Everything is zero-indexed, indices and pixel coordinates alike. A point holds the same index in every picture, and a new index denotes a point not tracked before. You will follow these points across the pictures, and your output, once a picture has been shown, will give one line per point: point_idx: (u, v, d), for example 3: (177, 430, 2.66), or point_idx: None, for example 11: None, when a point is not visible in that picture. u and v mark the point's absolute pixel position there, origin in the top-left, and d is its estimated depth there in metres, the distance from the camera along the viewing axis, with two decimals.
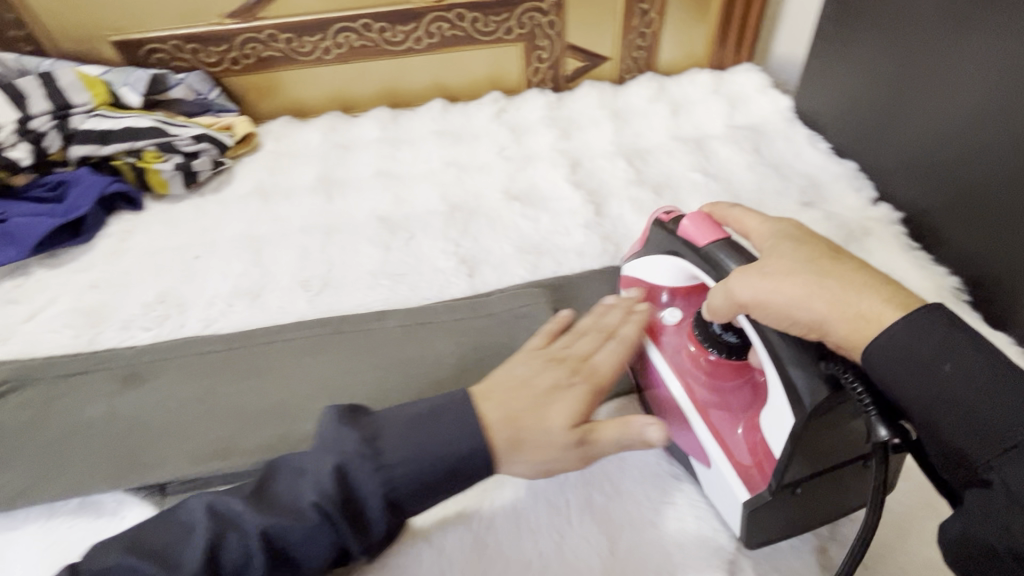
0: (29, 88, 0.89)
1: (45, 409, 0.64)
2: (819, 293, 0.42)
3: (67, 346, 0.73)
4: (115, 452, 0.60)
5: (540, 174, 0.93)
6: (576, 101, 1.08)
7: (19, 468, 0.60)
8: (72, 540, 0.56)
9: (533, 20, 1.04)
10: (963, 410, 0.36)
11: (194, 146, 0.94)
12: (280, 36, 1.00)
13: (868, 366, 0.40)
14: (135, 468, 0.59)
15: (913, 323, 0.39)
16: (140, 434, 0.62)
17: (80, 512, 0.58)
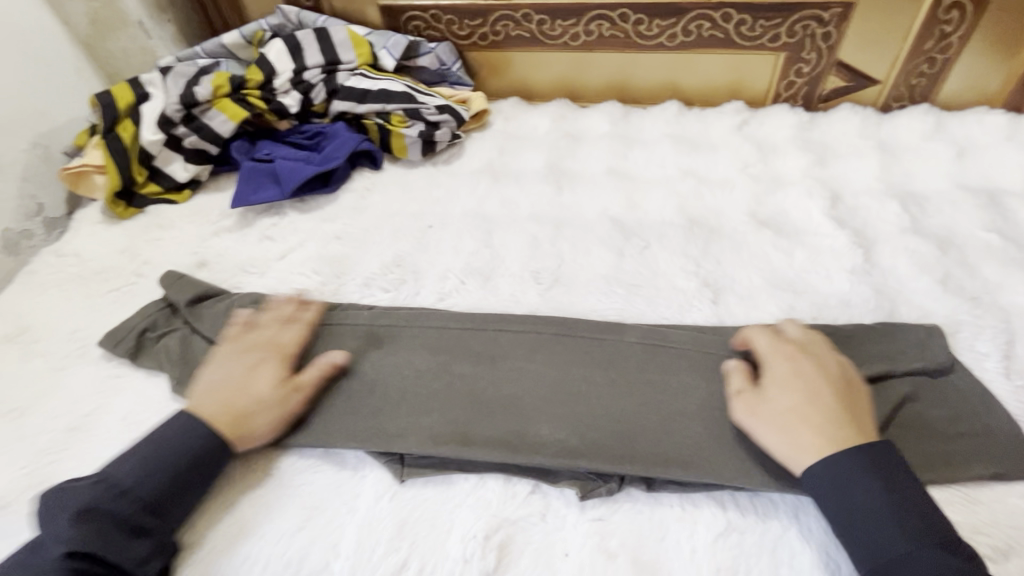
0: (308, 42, 0.96)
1: (297, 350, 0.68)
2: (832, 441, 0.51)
3: (315, 292, 0.77)
4: (360, 409, 0.62)
5: (792, 202, 0.83)
6: (833, 124, 0.97)
7: None
8: (317, 486, 0.59)
9: (807, 29, 0.93)
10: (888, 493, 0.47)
11: (437, 117, 0.95)
12: (534, 16, 0.99)
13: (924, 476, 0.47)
14: (376, 434, 0.60)
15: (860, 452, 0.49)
16: (380, 399, 0.63)
17: (326, 461, 0.61)
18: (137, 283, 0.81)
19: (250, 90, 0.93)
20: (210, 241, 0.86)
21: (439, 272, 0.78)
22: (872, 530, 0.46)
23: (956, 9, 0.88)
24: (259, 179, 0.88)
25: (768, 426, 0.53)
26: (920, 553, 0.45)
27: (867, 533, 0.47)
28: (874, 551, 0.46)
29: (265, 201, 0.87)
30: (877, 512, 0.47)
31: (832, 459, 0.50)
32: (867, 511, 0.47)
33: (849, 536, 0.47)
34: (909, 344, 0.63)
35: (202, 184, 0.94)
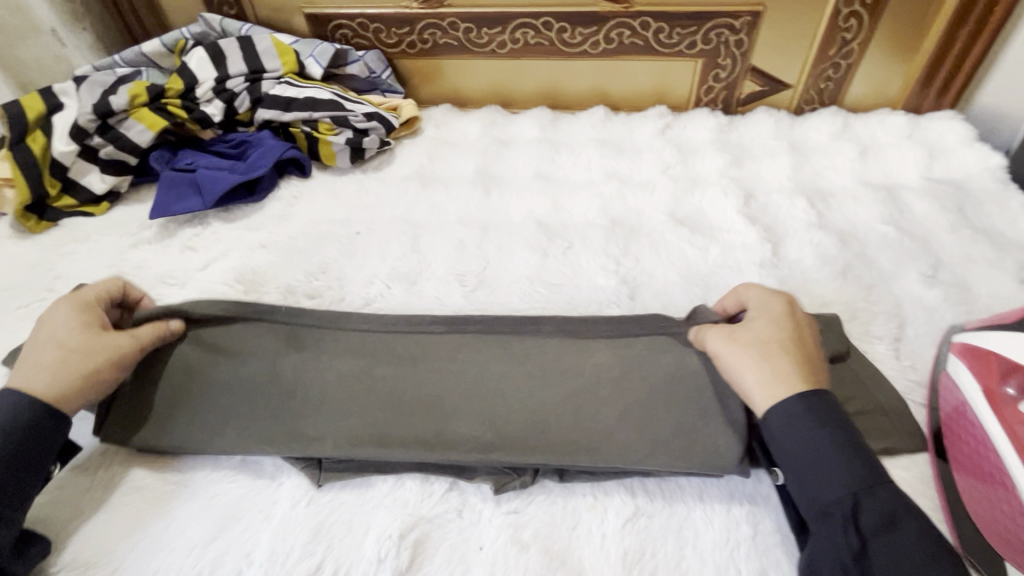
0: (231, 50, 0.95)
1: (208, 355, 0.65)
2: (756, 372, 0.53)
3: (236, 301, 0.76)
4: (275, 417, 0.61)
5: (708, 201, 0.87)
6: (749, 127, 1.02)
7: (185, 414, 0.62)
8: (232, 496, 0.58)
9: (720, 37, 0.98)
10: (830, 477, 0.47)
11: (365, 124, 0.95)
12: (461, 25, 1.00)
13: (781, 426, 0.50)
14: (294, 441, 0.59)
15: (807, 402, 0.50)
16: (294, 406, 0.61)
17: (241, 470, 0.60)
18: (48, 299, 0.77)
19: (169, 99, 0.91)
20: (129, 253, 0.83)
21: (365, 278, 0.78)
22: (825, 479, 0.48)
23: (854, 18, 0.94)
24: (180, 189, 0.87)
25: (744, 358, 0.54)
26: (867, 503, 0.46)
27: (821, 481, 0.48)
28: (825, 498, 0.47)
29: (187, 211, 0.85)
30: (836, 467, 0.48)
31: (800, 406, 0.50)
32: (823, 464, 0.48)
33: (801, 483, 0.49)
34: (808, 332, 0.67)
35: (121, 195, 0.91)
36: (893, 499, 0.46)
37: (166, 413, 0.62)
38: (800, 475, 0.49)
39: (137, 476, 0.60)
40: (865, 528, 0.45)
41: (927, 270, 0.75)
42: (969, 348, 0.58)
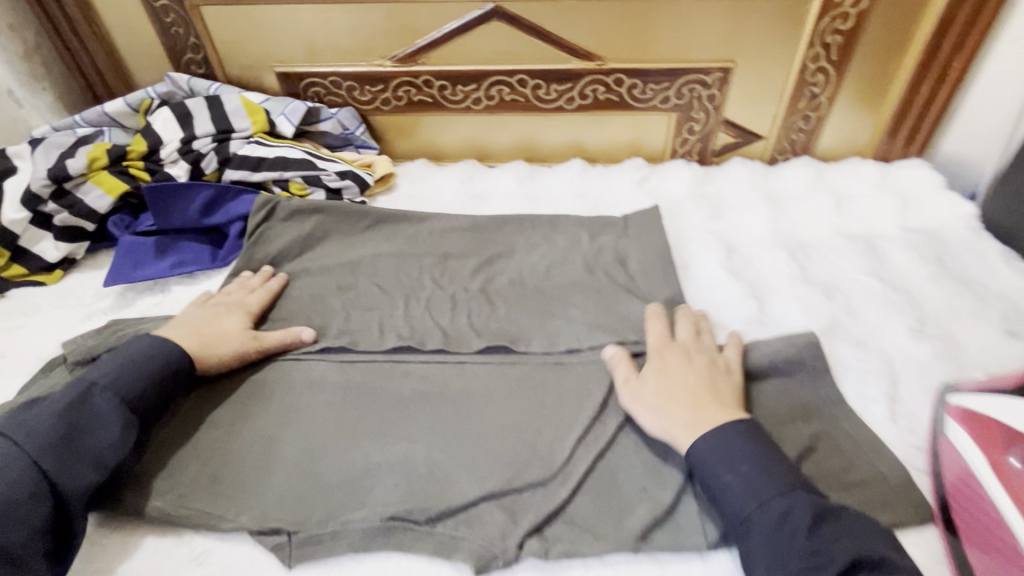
0: (199, 111, 0.92)
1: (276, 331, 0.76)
2: (673, 399, 0.59)
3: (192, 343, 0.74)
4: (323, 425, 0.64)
5: (692, 256, 0.86)
6: (725, 178, 1.02)
7: (238, 433, 0.64)
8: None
9: (693, 92, 0.99)
10: (779, 497, 0.50)
11: (338, 183, 0.93)
12: (435, 82, 1.00)
13: (690, 458, 0.55)
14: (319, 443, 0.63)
15: (722, 433, 0.55)
16: (345, 407, 0.66)
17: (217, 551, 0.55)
18: None
19: (131, 161, 0.88)
20: (80, 326, 0.77)
21: (377, 280, 0.82)
22: (757, 489, 0.51)
23: (820, 73, 0.96)
24: (136, 254, 0.82)
25: (647, 410, 0.60)
26: (800, 504, 0.49)
27: (736, 481, 0.52)
28: (738, 507, 0.51)
29: (145, 277, 0.81)
30: (740, 461, 0.53)
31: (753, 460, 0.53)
32: (745, 480, 0.52)
33: (758, 521, 0.49)
34: (793, 417, 0.62)
35: (77, 262, 0.86)
36: (771, 479, 0.51)
37: (220, 432, 0.64)
38: (714, 477, 0.53)
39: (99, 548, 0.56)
40: (765, 501, 0.50)
41: (913, 325, 0.74)
42: (968, 413, 0.57)
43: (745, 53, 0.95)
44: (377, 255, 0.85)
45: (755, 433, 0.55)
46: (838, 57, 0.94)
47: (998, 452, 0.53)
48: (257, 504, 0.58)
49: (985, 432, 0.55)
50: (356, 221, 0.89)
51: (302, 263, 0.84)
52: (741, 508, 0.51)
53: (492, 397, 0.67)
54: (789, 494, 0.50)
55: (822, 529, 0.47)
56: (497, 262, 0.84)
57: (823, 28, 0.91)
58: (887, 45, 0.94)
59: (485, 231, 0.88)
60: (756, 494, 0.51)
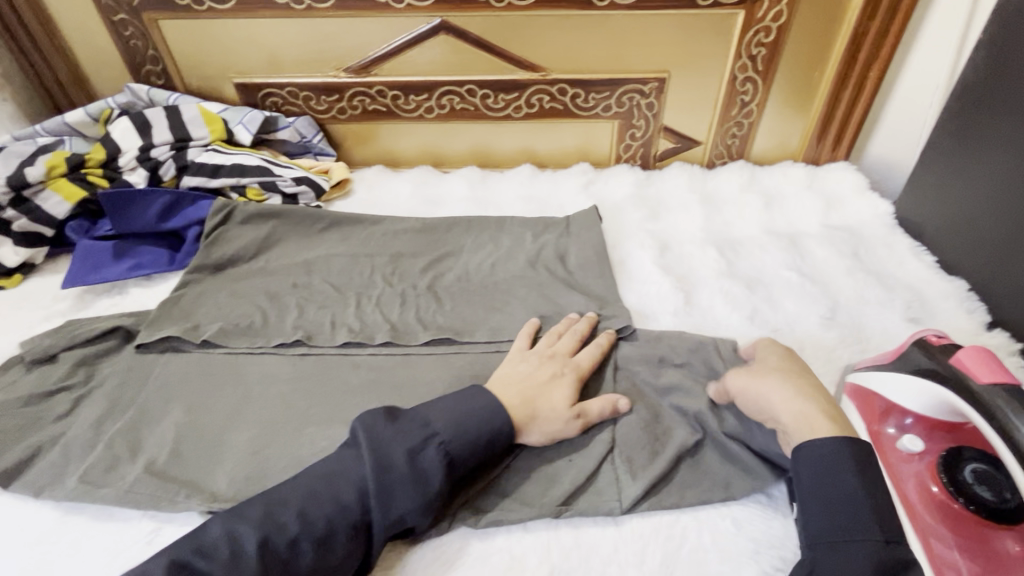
0: (157, 120, 0.96)
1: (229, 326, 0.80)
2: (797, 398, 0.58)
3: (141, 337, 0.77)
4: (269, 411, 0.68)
5: (630, 254, 0.91)
6: (665, 181, 1.08)
7: (186, 418, 0.67)
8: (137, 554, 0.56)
9: (633, 100, 1.05)
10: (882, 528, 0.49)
11: (294, 188, 0.97)
12: (388, 92, 1.05)
13: (801, 452, 0.54)
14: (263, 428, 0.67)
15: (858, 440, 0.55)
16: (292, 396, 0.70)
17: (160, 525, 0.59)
18: None
19: (91, 168, 0.91)
20: (38, 327, 0.80)
21: (329, 279, 0.86)
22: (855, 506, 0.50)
23: (749, 82, 1.03)
24: (94, 257, 0.85)
25: (772, 384, 0.60)
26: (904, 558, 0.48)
27: (853, 492, 0.50)
28: (838, 523, 0.50)
29: (103, 279, 0.83)
30: (848, 471, 0.52)
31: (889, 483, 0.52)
32: (866, 497, 0.50)
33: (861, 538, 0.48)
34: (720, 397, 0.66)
35: (37, 266, 0.89)
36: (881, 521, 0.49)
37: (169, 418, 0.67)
38: (825, 479, 0.52)
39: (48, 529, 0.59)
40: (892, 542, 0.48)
41: (826, 314, 0.81)
42: (860, 390, 0.63)
43: (679, 65, 1.01)
44: (330, 256, 0.89)
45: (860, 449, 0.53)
46: (764, 68, 1.01)
47: (881, 424, 0.61)
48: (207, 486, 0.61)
49: (868, 405, 0.62)
50: (311, 224, 0.93)
51: (257, 265, 0.88)
52: (864, 529, 0.49)
53: (432, 385, 0.71)
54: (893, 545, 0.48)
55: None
56: (445, 262, 0.89)
57: (748, 41, 0.98)
58: (810, 57, 1.01)
59: (434, 232, 0.93)
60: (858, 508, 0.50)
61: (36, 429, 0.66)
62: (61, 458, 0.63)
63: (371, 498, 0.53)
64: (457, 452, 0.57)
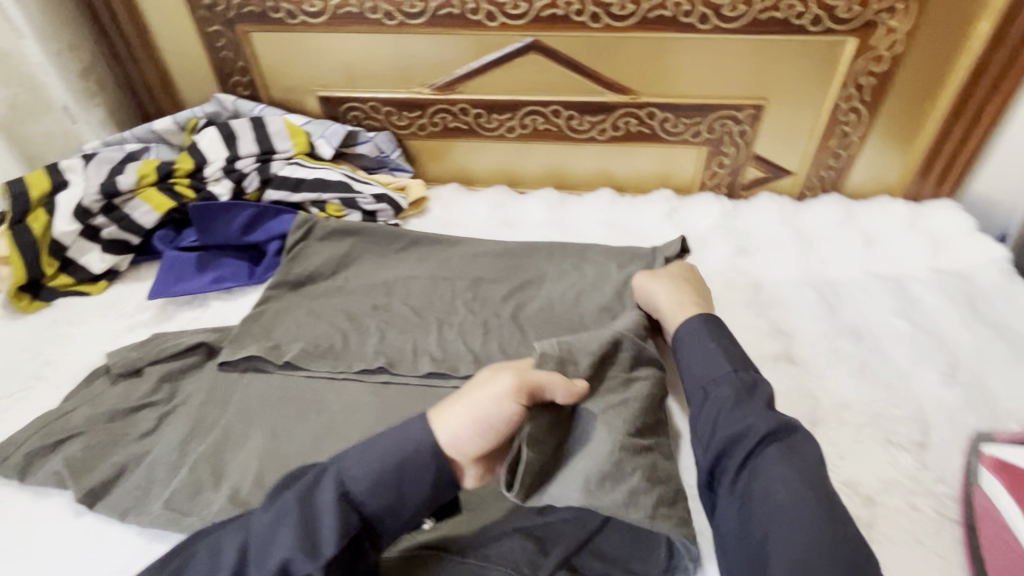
0: (243, 132, 0.96)
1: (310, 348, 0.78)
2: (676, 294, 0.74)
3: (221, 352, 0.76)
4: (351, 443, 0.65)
5: (720, 290, 0.86)
6: (754, 213, 1.03)
7: (266, 445, 0.65)
8: None
9: (724, 127, 1.00)
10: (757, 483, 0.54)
11: (374, 206, 0.95)
12: (471, 110, 1.02)
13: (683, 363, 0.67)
14: None
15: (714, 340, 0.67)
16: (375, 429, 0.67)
17: None
18: (35, 387, 0.73)
19: (178, 179, 0.91)
20: (122, 337, 0.80)
21: (409, 302, 0.84)
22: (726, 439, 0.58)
23: (853, 112, 0.97)
24: (178, 268, 0.85)
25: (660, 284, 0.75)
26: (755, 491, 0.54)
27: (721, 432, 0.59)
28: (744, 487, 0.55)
29: (187, 291, 0.83)
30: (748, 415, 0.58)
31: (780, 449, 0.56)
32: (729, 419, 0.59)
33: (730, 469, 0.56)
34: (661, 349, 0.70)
35: (120, 273, 0.89)
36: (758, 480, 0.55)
37: (250, 444, 0.65)
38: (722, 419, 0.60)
39: (131, 557, 0.57)
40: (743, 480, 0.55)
41: (945, 370, 0.74)
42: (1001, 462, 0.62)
43: (779, 92, 0.96)
44: (409, 279, 0.87)
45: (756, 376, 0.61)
46: (871, 98, 0.95)
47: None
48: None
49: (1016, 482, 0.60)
50: (390, 243, 0.91)
51: (337, 283, 0.86)
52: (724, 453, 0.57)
53: None
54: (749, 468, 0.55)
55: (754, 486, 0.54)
56: (527, 290, 0.85)
57: (857, 69, 0.92)
58: (922, 88, 0.94)
59: (515, 257, 0.89)
60: (715, 386, 0.62)
61: (121, 447, 0.65)
62: (145, 480, 0.62)
63: (297, 562, 0.47)
64: (374, 495, 0.51)
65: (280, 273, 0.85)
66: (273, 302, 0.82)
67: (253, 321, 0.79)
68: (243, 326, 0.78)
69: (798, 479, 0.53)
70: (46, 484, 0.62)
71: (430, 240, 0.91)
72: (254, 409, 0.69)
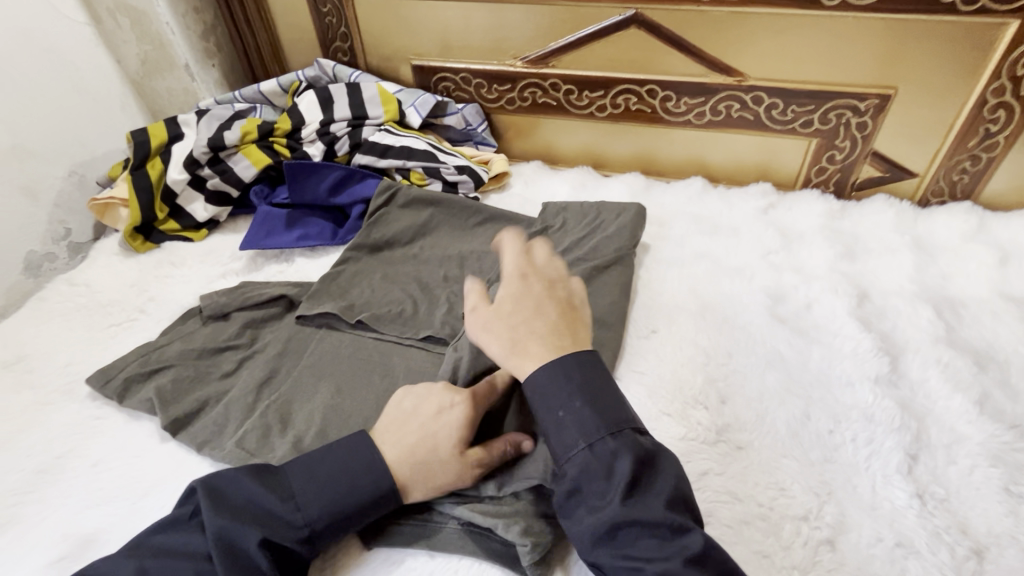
0: (339, 97, 0.99)
1: None
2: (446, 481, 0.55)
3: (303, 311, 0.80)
4: None
5: (817, 297, 0.78)
6: (864, 216, 0.93)
7: (328, 399, 0.67)
8: None
9: (841, 118, 0.91)
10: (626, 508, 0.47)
11: (456, 178, 0.95)
12: (562, 86, 0.99)
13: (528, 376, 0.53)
14: None
15: (552, 366, 0.52)
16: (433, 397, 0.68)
17: None
18: (138, 320, 0.80)
19: (277, 138, 0.95)
20: (216, 283, 0.86)
21: (480, 275, 0.83)
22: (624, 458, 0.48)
23: (1003, 109, 0.84)
24: (270, 223, 0.89)
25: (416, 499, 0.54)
26: (601, 466, 0.48)
27: (571, 419, 0.50)
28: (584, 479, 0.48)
29: (275, 245, 0.87)
30: (575, 394, 0.50)
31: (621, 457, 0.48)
32: (576, 416, 0.50)
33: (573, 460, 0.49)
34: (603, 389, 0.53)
35: (220, 224, 0.96)
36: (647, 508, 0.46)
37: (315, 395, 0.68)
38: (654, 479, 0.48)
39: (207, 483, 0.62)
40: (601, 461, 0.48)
41: None
42: None
43: (911, 81, 0.85)
44: (483, 253, 0.86)
45: (584, 366, 0.52)
46: None
47: None
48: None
49: None
50: (468, 216, 0.91)
51: (412, 251, 0.87)
52: (575, 445, 0.49)
53: None
54: (606, 439, 0.49)
55: (601, 485, 0.48)
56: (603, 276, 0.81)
57: (1015, 58, 0.79)
58: None
59: (596, 235, 0.82)
60: (593, 439, 0.49)
61: (204, 383, 0.69)
62: (225, 418, 0.65)
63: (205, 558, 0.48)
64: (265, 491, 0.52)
65: (362, 236, 0.87)
66: (352, 261, 0.84)
67: (332, 278, 0.81)
68: (322, 282, 0.80)
69: (614, 511, 0.46)
70: (139, 409, 0.67)
71: (507, 217, 0.90)
72: (321, 364, 0.71)
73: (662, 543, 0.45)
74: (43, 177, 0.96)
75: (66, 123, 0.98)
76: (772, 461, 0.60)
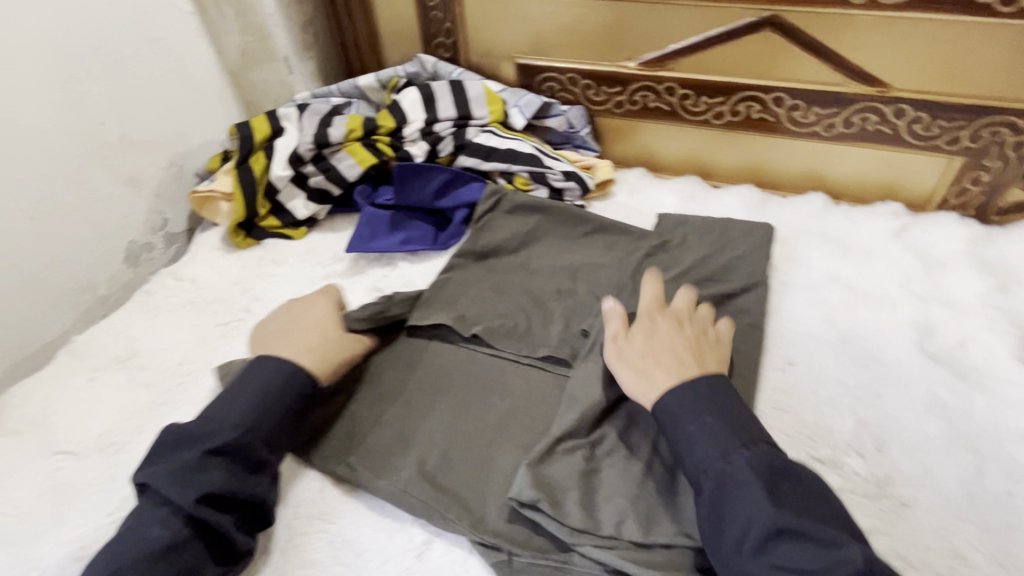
0: (442, 94, 0.95)
1: None
2: None
3: None
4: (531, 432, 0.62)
5: (971, 334, 0.71)
6: (1013, 245, 0.84)
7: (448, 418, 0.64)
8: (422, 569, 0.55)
9: (995, 136, 0.82)
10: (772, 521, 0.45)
11: (563, 184, 0.91)
12: (678, 90, 0.93)
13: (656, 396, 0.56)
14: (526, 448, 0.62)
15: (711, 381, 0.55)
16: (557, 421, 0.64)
17: (441, 535, 0.57)
18: (245, 321, 0.79)
19: (380, 136, 0.93)
20: (319, 285, 0.84)
21: (595, 291, 0.78)
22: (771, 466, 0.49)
23: None
24: (375, 225, 0.86)
25: None
26: (737, 471, 0.48)
27: (701, 430, 0.52)
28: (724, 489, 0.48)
29: (381, 248, 0.85)
30: (707, 410, 0.53)
31: (764, 463, 0.49)
32: (707, 429, 0.52)
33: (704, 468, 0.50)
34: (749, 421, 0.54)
35: (318, 222, 0.94)
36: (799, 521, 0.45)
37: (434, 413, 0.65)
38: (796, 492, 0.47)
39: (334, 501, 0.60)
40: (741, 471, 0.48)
41: None
42: None
43: None
44: (596, 266, 0.81)
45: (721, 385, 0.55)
46: None
47: None
48: (475, 505, 0.57)
49: None
50: (577, 225, 0.86)
51: (519, 260, 0.83)
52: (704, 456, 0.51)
53: None
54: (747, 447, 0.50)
55: (744, 495, 0.47)
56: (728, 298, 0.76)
57: None
58: None
59: (723, 255, 0.79)
60: (727, 451, 0.50)
61: None
62: (351, 435, 0.63)
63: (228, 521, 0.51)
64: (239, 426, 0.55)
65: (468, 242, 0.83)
66: (459, 269, 0.81)
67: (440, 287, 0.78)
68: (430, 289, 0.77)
69: (763, 518, 0.45)
70: None
71: (618, 227, 0.85)
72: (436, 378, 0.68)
73: (815, 552, 0.43)
74: (146, 168, 0.96)
75: (170, 113, 0.98)
76: (944, 524, 0.55)
